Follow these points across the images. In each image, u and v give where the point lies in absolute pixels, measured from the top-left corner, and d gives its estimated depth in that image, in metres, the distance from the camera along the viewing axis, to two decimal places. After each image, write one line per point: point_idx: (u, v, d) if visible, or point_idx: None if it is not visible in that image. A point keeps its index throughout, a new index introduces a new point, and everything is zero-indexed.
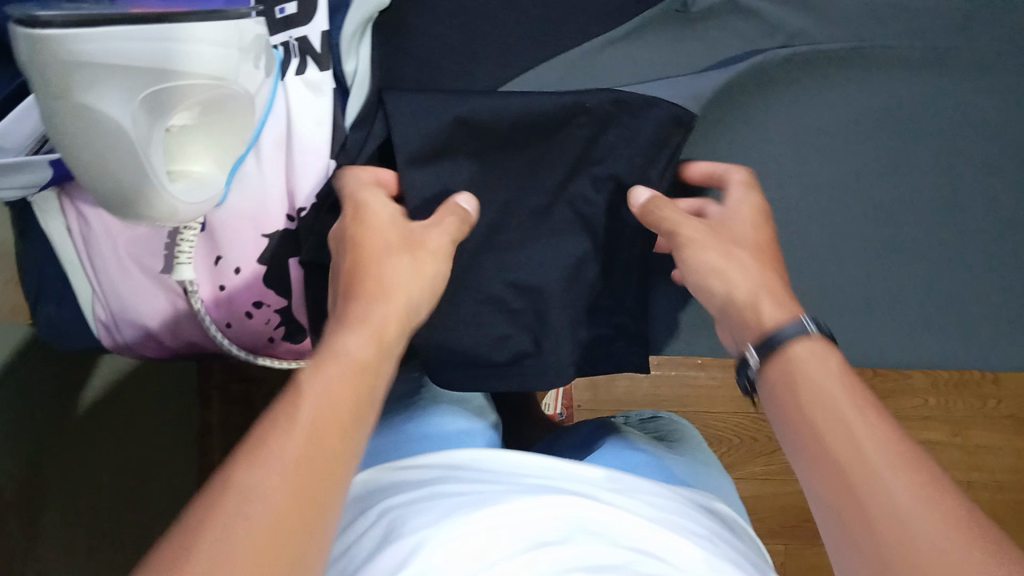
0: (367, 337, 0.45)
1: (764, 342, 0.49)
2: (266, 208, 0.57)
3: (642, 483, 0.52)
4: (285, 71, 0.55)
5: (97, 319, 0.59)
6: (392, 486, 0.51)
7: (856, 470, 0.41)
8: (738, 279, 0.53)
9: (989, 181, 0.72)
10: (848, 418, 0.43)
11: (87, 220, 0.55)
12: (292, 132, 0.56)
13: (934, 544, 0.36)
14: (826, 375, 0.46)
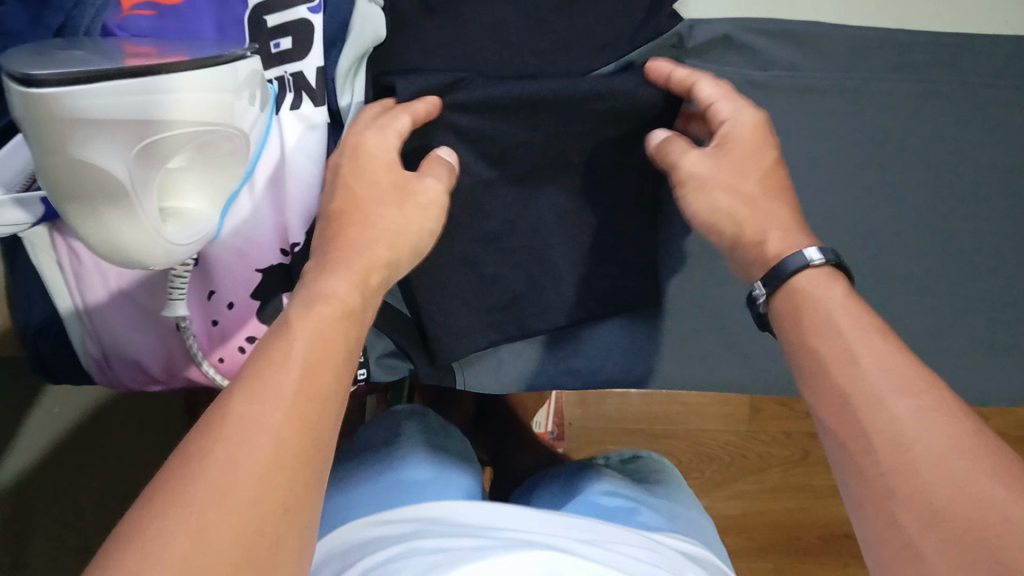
0: (352, 278, 0.45)
1: (772, 273, 0.48)
2: (258, 243, 0.57)
3: (624, 538, 0.53)
4: (279, 105, 0.54)
5: (88, 352, 0.58)
6: (372, 541, 0.53)
7: (855, 395, 0.40)
8: (750, 213, 0.51)
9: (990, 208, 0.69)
10: (847, 342, 0.42)
11: (78, 257, 0.54)
12: (285, 167, 0.56)
13: (931, 458, 0.36)
14: (837, 301, 0.44)
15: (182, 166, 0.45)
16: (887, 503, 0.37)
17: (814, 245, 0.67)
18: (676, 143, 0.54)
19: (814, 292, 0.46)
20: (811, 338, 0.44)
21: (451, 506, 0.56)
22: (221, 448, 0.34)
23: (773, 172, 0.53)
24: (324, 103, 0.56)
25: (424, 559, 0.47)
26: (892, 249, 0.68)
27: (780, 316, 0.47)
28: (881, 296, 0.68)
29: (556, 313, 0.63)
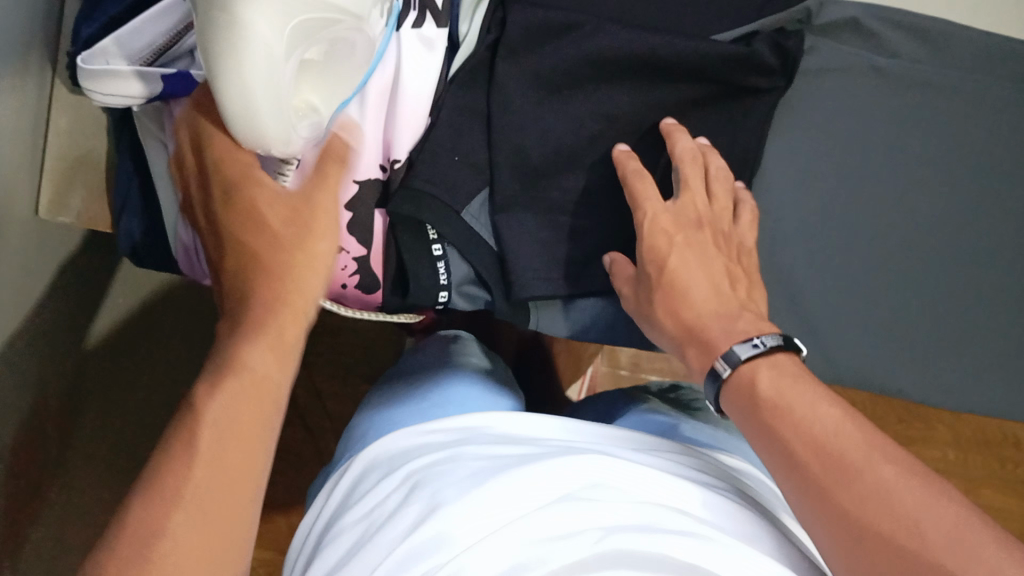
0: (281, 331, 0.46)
1: (728, 358, 0.51)
2: (361, 154, 0.57)
3: (660, 454, 0.61)
4: (403, 22, 0.54)
5: (174, 241, 0.58)
6: (423, 446, 0.61)
7: (837, 481, 0.44)
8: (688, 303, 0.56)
9: None
10: (796, 418, 0.47)
11: (183, 140, 0.54)
12: (398, 81, 0.56)
13: (936, 535, 0.40)
14: (792, 387, 0.48)
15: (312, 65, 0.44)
16: (863, 548, 0.42)
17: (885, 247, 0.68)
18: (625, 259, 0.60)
19: (775, 391, 0.48)
20: (776, 433, 0.47)
21: (508, 416, 0.64)
22: (200, 437, 0.43)
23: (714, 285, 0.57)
24: (445, 26, 0.57)
25: (466, 467, 0.56)
26: (966, 259, 0.69)
27: (738, 410, 0.51)
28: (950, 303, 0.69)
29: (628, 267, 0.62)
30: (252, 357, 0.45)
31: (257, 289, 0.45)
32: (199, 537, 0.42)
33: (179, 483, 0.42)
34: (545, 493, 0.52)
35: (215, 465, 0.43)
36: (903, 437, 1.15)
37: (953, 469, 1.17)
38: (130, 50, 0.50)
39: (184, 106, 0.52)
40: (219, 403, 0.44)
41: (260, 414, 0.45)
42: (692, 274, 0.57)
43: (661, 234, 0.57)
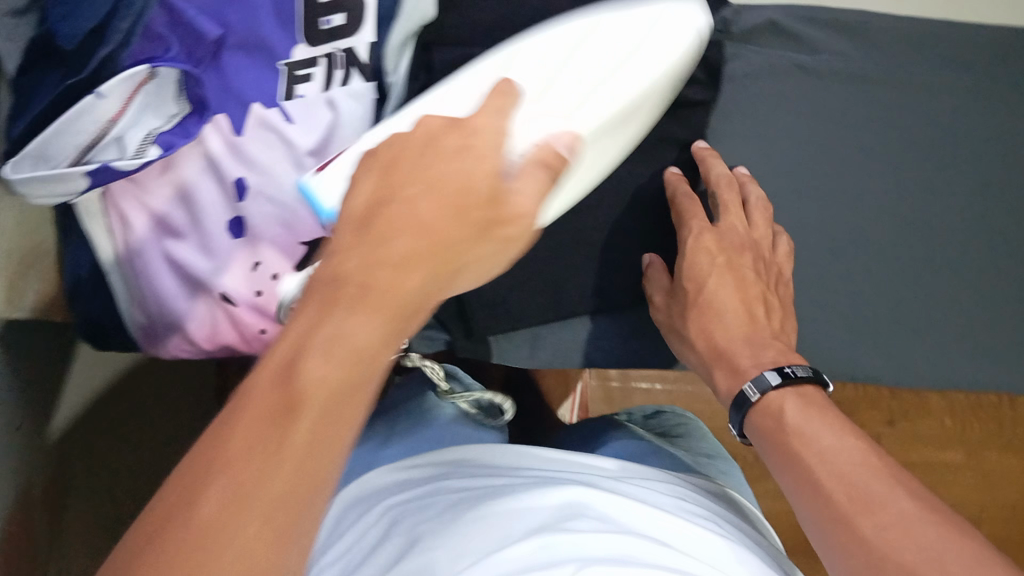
0: (404, 267, 0.36)
1: (760, 381, 0.54)
2: (301, 216, 0.58)
3: (652, 486, 0.61)
4: (329, 81, 0.57)
5: (135, 323, 0.59)
6: (405, 485, 0.62)
7: (849, 501, 0.47)
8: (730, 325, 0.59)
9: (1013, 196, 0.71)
10: (821, 447, 0.50)
11: (129, 224, 0.56)
12: (330, 138, 0.58)
13: (949, 556, 0.42)
14: (813, 418, 0.52)
15: (601, 160, 0.56)
16: (866, 558, 0.44)
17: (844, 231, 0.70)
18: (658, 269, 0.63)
19: (800, 419, 0.52)
20: (797, 460, 0.50)
21: (495, 449, 0.66)
22: (301, 374, 0.32)
23: (757, 319, 0.59)
24: (371, 78, 0.58)
25: (449, 502, 0.56)
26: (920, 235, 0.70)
27: (762, 441, 0.54)
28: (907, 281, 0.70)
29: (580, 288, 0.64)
30: (365, 318, 0.34)
31: (399, 241, 0.36)
32: (248, 524, 0.30)
33: (324, 386, 0.32)
34: (527, 522, 0.53)
35: (327, 421, 0.32)
36: (898, 412, 1.16)
37: (954, 435, 1.19)
38: (56, 150, 0.51)
39: (124, 186, 0.55)
40: (344, 321, 0.34)
41: (377, 361, 0.35)
42: (725, 296, 0.60)
43: (701, 254, 0.61)
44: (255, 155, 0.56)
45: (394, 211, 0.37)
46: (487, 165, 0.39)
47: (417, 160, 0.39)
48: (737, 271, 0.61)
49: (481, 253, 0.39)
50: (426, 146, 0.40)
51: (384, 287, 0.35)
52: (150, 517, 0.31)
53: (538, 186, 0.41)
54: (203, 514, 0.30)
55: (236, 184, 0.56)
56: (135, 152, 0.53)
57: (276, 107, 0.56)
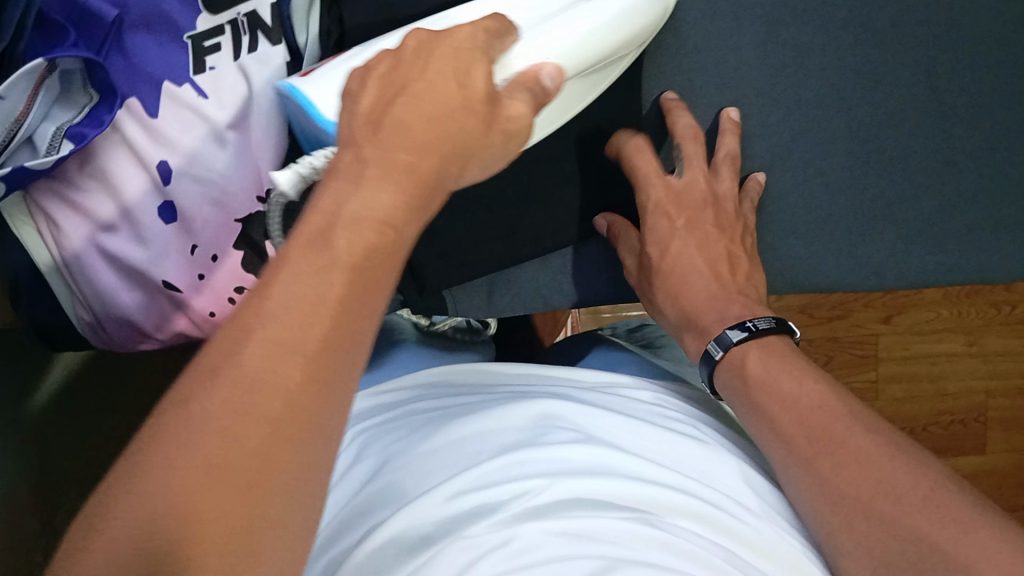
0: (395, 187, 0.36)
1: (721, 341, 0.55)
2: (232, 192, 0.58)
3: (638, 392, 0.57)
4: (237, 49, 0.56)
5: (82, 320, 0.59)
6: (378, 403, 0.58)
7: (824, 440, 0.47)
8: (692, 291, 0.59)
9: (979, 84, 0.67)
10: (782, 395, 0.50)
11: (58, 225, 0.54)
12: (251, 105, 0.57)
13: (920, 496, 0.43)
14: (773, 367, 0.51)
15: (557, 115, 0.57)
16: (840, 500, 0.45)
17: (811, 131, 0.67)
18: (621, 227, 0.64)
19: (761, 372, 0.51)
20: (761, 410, 0.50)
21: (473, 368, 0.60)
22: (332, 240, 0.33)
23: (719, 275, 0.59)
24: (281, 41, 0.58)
25: (418, 421, 0.53)
26: (879, 138, 0.67)
27: (726, 390, 0.54)
28: (867, 187, 0.67)
29: (518, 231, 0.64)
30: (378, 189, 0.36)
31: (412, 130, 0.39)
32: (280, 372, 0.30)
33: (266, 300, 0.31)
34: (500, 437, 0.49)
35: (362, 280, 0.33)
36: (895, 308, 1.14)
37: (955, 324, 1.16)
38: None
39: (45, 186, 0.53)
40: (358, 198, 0.35)
41: (401, 233, 0.36)
42: (690, 259, 0.60)
43: (661, 218, 0.61)
44: (173, 135, 0.54)
45: (403, 108, 0.39)
46: (478, 81, 0.42)
47: (413, 66, 0.41)
48: (697, 229, 0.60)
49: (488, 145, 0.42)
50: (419, 53, 0.42)
51: (393, 161, 0.37)
52: (195, 366, 0.31)
53: (527, 104, 0.45)
54: (246, 365, 0.30)
55: (160, 167, 0.54)
56: (47, 150, 0.51)
57: (188, 82, 0.54)
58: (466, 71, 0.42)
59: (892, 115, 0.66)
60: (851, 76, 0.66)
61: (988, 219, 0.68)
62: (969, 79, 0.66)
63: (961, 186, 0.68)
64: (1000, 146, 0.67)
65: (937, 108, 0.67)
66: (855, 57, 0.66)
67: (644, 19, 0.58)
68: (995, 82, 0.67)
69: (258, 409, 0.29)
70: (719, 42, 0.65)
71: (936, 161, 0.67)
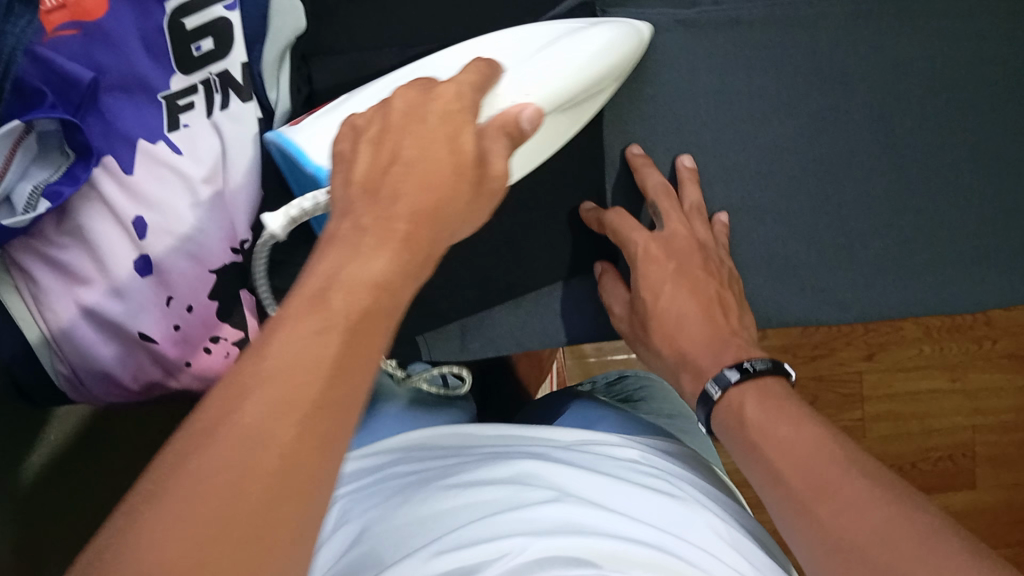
0: (386, 250, 0.37)
1: (720, 379, 0.55)
2: (206, 244, 0.59)
3: (615, 449, 0.58)
4: (210, 107, 0.58)
5: (61, 374, 0.60)
6: (359, 471, 0.58)
7: (818, 487, 0.46)
8: (682, 338, 0.60)
9: (931, 119, 0.69)
10: (779, 438, 0.50)
11: (35, 280, 0.56)
12: (226, 162, 0.59)
13: (909, 540, 0.41)
14: (768, 411, 0.52)
15: (531, 154, 0.57)
16: (837, 548, 0.44)
17: (773, 170, 0.69)
18: (613, 281, 0.66)
19: (760, 414, 0.52)
20: (760, 454, 0.50)
21: (450, 430, 0.61)
22: (330, 298, 0.34)
23: (711, 313, 0.60)
24: (252, 98, 0.60)
25: (396, 488, 0.54)
26: (839, 174, 0.69)
27: (726, 432, 0.55)
28: (830, 223, 0.69)
29: (489, 273, 0.66)
30: (375, 256, 0.36)
31: (405, 199, 0.39)
32: (282, 426, 0.30)
33: (258, 361, 0.31)
34: (478, 495, 0.50)
35: (357, 336, 0.33)
36: (877, 345, 1.14)
37: (936, 360, 1.17)
38: None
39: (21, 246, 0.55)
40: (352, 264, 0.36)
41: (396, 294, 0.36)
42: (682, 303, 0.61)
43: (652, 264, 0.62)
44: (147, 191, 0.56)
45: (397, 179, 0.40)
46: (466, 141, 0.42)
47: (408, 128, 0.42)
48: (687, 274, 0.61)
49: (471, 209, 0.43)
50: (408, 120, 0.42)
51: (391, 228, 0.38)
52: (202, 413, 0.30)
53: (504, 151, 0.44)
54: (245, 417, 0.30)
55: (135, 223, 0.56)
56: (24, 208, 0.53)
57: (162, 139, 0.56)
58: (457, 133, 0.42)
59: (849, 153, 0.69)
60: (808, 115, 0.68)
61: (945, 251, 0.70)
62: (923, 115, 0.69)
63: (920, 220, 0.69)
64: (954, 180, 0.69)
65: (892, 144, 0.69)
66: (809, 97, 0.68)
67: (635, 46, 0.61)
68: (947, 117, 0.69)
69: (242, 474, 0.29)
70: (680, 87, 0.67)
71: (895, 195, 0.69)
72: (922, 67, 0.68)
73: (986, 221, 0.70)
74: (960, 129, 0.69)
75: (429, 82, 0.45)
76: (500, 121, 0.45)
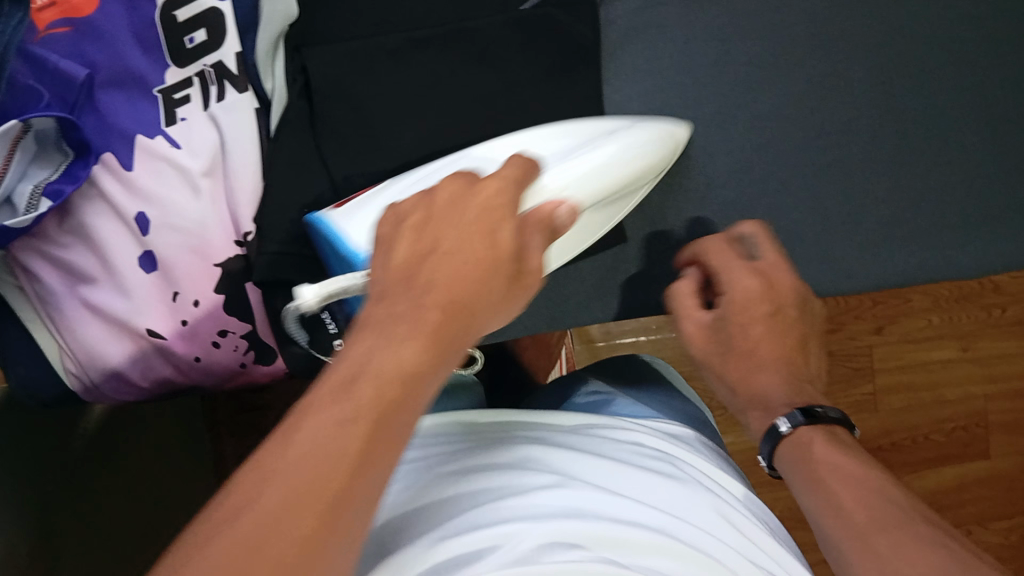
0: (419, 339, 0.35)
1: (796, 412, 0.51)
2: (209, 236, 0.58)
3: (620, 433, 0.58)
4: (206, 99, 0.58)
5: (70, 375, 0.59)
6: None
7: (876, 528, 0.42)
8: (763, 384, 0.55)
9: (924, 83, 0.69)
10: (846, 476, 0.46)
11: (41, 279, 0.56)
12: (227, 153, 0.58)
13: None
14: (837, 454, 0.48)
15: (584, 235, 0.60)
16: None
17: (773, 142, 0.68)
18: (686, 313, 0.61)
19: (830, 454, 0.48)
20: (820, 487, 0.47)
21: (446, 419, 0.60)
22: (355, 388, 0.32)
23: (791, 356, 0.57)
24: (248, 88, 0.59)
25: (407, 474, 0.53)
26: (837, 143, 0.68)
27: (788, 470, 0.50)
28: (830, 192, 0.69)
29: None
30: (404, 344, 0.34)
31: (434, 287, 0.37)
32: (294, 526, 0.28)
33: (282, 449, 0.30)
34: (483, 483, 0.49)
35: (380, 434, 0.31)
36: (885, 318, 1.13)
37: (946, 331, 1.16)
38: None
39: (26, 245, 0.55)
40: (384, 352, 0.34)
41: (422, 392, 0.34)
42: (767, 347, 0.57)
43: (746, 310, 0.57)
44: (149, 186, 0.56)
45: (433, 269, 0.38)
46: (503, 238, 0.40)
47: (442, 222, 0.41)
48: (780, 324, 0.58)
49: (509, 304, 0.41)
50: (453, 206, 0.42)
51: (422, 320, 0.36)
52: (201, 524, 0.29)
53: (542, 245, 0.43)
54: (246, 522, 0.28)
55: (138, 219, 0.56)
56: (26, 208, 0.53)
57: (160, 134, 0.56)
58: (494, 230, 0.40)
59: (849, 117, 0.68)
60: (802, 85, 0.68)
61: (948, 215, 0.70)
62: (916, 79, 0.68)
63: (919, 185, 0.69)
64: (952, 143, 0.69)
65: (888, 109, 0.68)
66: (803, 65, 0.68)
67: (667, 145, 0.61)
68: (941, 80, 0.69)
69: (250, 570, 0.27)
70: (673, 62, 0.67)
71: (894, 160, 0.69)
72: (917, 28, 0.68)
73: (989, 182, 0.70)
74: (953, 92, 0.69)
75: (473, 174, 0.43)
76: (537, 217, 0.43)
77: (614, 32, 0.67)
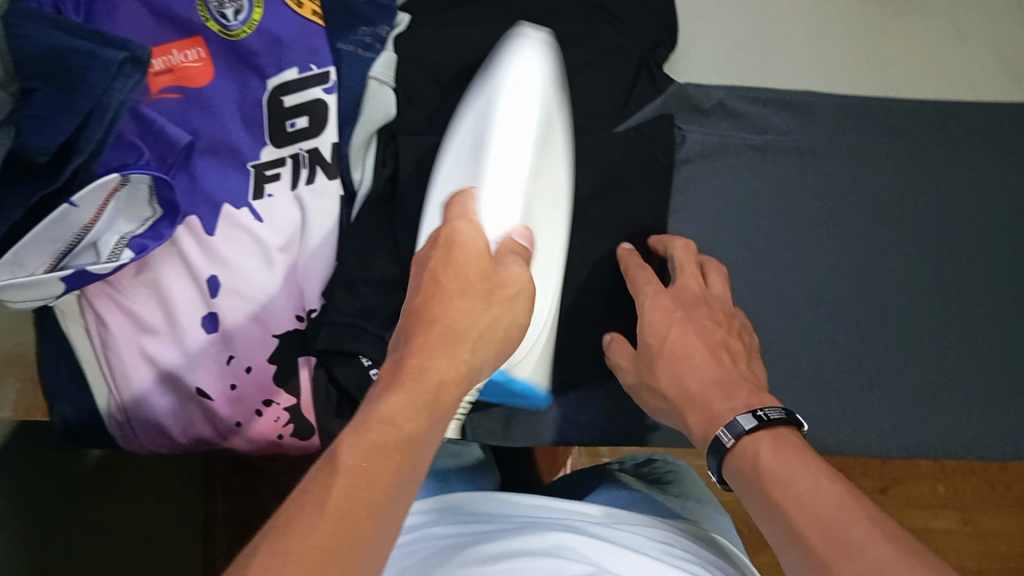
0: (408, 392, 0.35)
1: (731, 425, 0.49)
2: (274, 309, 0.60)
3: (641, 533, 0.56)
4: (296, 180, 0.61)
5: (113, 419, 0.60)
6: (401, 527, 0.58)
7: (831, 551, 0.39)
8: (691, 382, 0.54)
9: (968, 262, 0.71)
10: (798, 490, 0.42)
11: (106, 324, 0.58)
12: (304, 232, 0.61)
13: None
14: (787, 463, 0.44)
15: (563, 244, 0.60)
16: None
17: (819, 292, 0.70)
18: (618, 342, 0.63)
19: (776, 465, 0.44)
20: (773, 505, 0.43)
21: (485, 498, 0.61)
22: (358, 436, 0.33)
23: (717, 356, 0.56)
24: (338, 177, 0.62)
25: (440, 550, 0.52)
26: (880, 304, 0.71)
27: (738, 484, 0.48)
28: (868, 348, 0.70)
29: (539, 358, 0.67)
30: (394, 396, 0.35)
31: (424, 335, 0.39)
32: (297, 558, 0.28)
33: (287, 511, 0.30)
34: (521, 564, 0.47)
35: (376, 465, 0.32)
36: (890, 478, 1.10)
37: (950, 502, 1.11)
38: (35, 259, 0.52)
39: (100, 290, 0.58)
40: (377, 405, 0.35)
41: (424, 430, 0.35)
42: (689, 345, 0.56)
43: (658, 311, 0.60)
44: (224, 252, 0.59)
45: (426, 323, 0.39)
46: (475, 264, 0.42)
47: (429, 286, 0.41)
48: (696, 320, 0.58)
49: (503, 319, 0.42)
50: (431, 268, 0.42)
51: (416, 372, 0.37)
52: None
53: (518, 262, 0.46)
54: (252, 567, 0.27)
55: (209, 281, 0.59)
56: (109, 257, 0.55)
57: (246, 206, 0.59)
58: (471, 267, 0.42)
59: (899, 281, 0.71)
60: (853, 245, 0.71)
61: (982, 392, 0.70)
62: (960, 257, 0.71)
63: (954, 357, 0.70)
64: (988, 322, 0.71)
65: (931, 279, 0.71)
66: (856, 225, 0.71)
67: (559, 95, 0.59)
68: (983, 264, 0.71)
69: None
70: (736, 203, 0.71)
71: (933, 327, 0.71)
72: (966, 211, 0.72)
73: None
74: (994, 276, 0.71)
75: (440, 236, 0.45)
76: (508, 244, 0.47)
77: (686, 168, 0.71)
